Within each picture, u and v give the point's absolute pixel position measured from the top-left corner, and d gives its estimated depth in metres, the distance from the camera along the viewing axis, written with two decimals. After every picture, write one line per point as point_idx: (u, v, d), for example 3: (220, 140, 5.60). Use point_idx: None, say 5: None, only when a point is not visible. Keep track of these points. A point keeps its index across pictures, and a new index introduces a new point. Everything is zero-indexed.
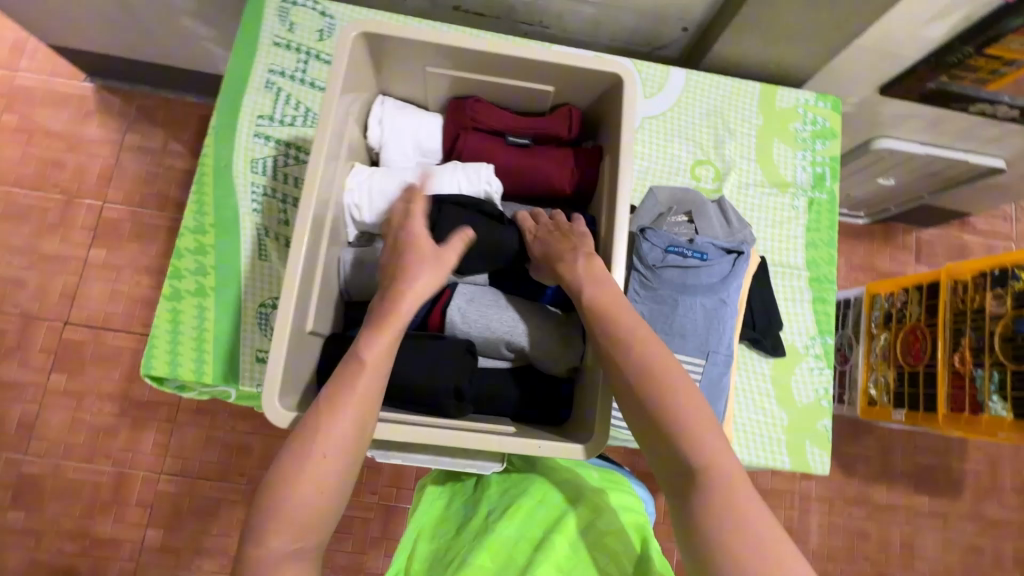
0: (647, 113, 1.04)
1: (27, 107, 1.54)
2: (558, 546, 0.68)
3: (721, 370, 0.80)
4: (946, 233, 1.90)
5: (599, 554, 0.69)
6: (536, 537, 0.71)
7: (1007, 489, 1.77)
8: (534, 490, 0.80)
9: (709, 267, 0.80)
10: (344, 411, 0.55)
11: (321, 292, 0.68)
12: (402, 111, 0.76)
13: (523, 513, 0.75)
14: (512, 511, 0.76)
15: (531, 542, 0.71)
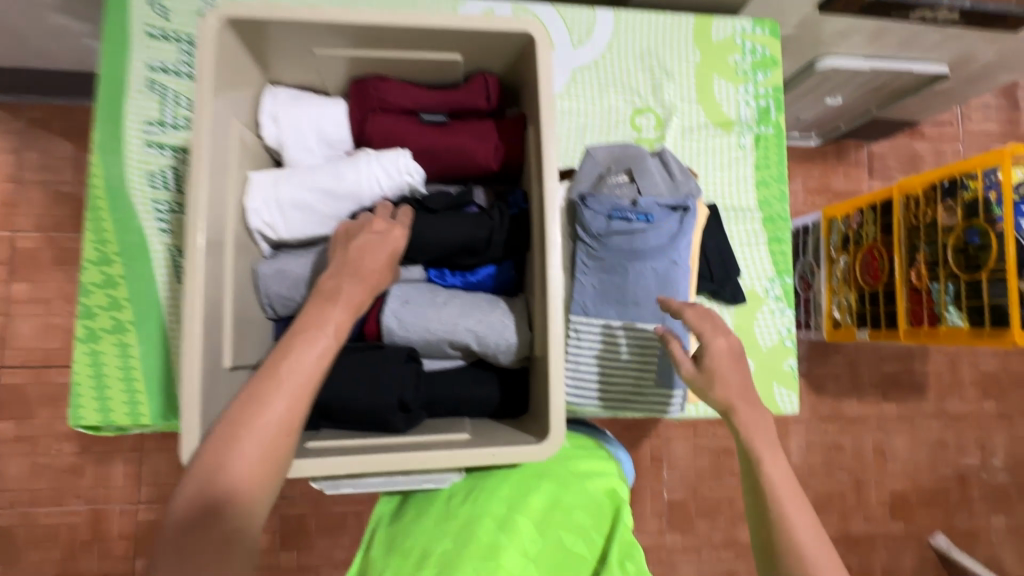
0: (578, 63, 0.97)
1: None
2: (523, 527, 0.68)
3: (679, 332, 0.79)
4: (896, 144, 1.89)
5: (567, 528, 0.69)
6: (498, 513, 0.69)
7: (966, 384, 1.87)
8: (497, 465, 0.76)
9: (655, 230, 0.77)
10: (280, 397, 0.51)
11: (238, 321, 0.60)
12: (298, 103, 0.67)
13: (488, 493, 0.72)
14: (476, 492, 0.72)
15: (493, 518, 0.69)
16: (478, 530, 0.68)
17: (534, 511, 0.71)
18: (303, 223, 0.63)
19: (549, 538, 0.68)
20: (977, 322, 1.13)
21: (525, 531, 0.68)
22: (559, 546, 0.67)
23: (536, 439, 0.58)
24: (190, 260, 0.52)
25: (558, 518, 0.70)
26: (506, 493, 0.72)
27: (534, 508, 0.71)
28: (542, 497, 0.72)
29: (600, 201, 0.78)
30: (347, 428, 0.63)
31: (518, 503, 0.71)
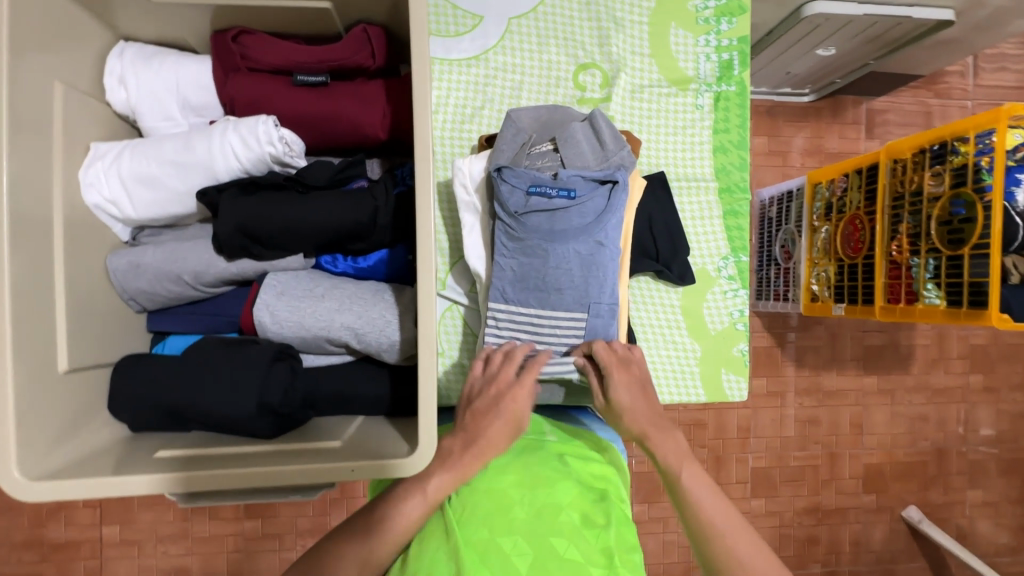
0: (513, 11, 0.85)
1: None
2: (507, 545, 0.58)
3: (605, 321, 0.73)
4: (897, 100, 1.74)
5: (555, 535, 0.59)
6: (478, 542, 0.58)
7: (953, 357, 1.79)
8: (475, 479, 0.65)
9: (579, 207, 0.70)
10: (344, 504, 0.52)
11: (79, 315, 0.53)
12: (149, 59, 0.58)
13: (468, 513, 0.61)
14: (456, 515, 0.61)
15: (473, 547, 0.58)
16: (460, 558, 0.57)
17: (515, 524, 0.60)
18: (152, 201, 0.57)
19: (537, 546, 0.58)
20: (956, 302, 1.05)
21: (512, 545, 0.58)
22: (549, 558, 0.57)
23: (407, 451, 0.53)
24: None
25: (546, 523, 0.60)
26: (482, 510, 0.61)
27: (517, 521, 0.60)
28: (527, 505, 0.62)
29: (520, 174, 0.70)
30: (215, 433, 0.57)
31: (503, 516, 0.61)
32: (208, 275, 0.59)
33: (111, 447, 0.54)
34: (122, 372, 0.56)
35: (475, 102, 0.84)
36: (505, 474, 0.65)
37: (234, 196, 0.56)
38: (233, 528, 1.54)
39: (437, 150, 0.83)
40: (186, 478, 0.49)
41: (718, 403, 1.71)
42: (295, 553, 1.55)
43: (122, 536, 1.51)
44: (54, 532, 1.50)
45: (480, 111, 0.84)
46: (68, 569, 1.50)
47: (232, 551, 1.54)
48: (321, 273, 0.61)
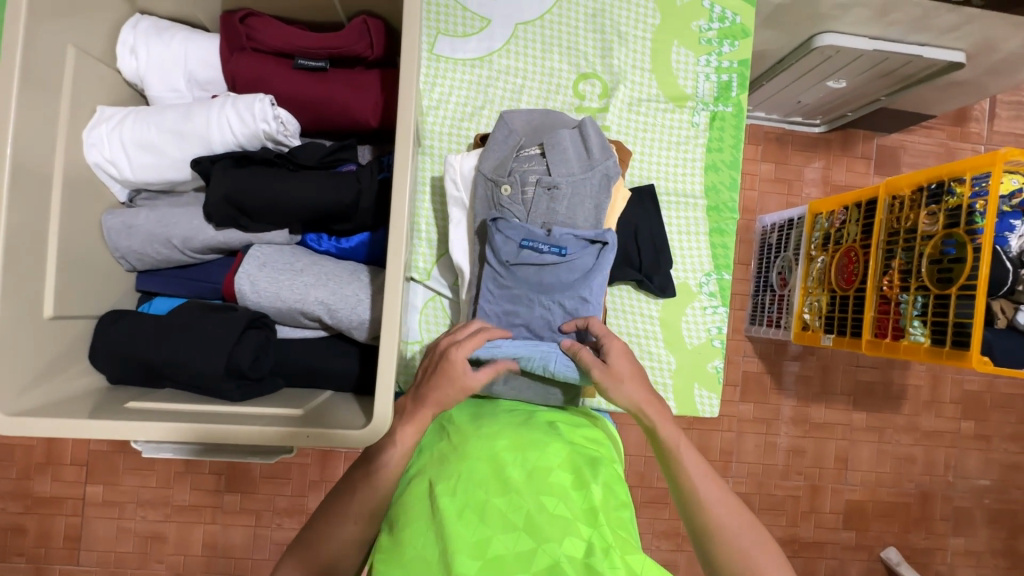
0: (521, 17, 0.88)
1: None
2: (504, 500, 0.64)
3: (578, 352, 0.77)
4: (909, 139, 1.74)
5: (547, 493, 0.64)
6: (480, 500, 0.64)
7: (946, 401, 1.77)
8: (469, 449, 0.72)
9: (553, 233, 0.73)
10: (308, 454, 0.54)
11: (69, 267, 0.56)
12: (161, 33, 0.61)
13: (467, 477, 0.68)
14: (455, 482, 0.67)
15: (476, 506, 0.64)
16: (460, 520, 0.62)
17: (511, 482, 0.66)
18: (150, 166, 0.60)
19: (530, 503, 0.63)
20: (939, 341, 1.05)
21: (508, 501, 0.64)
22: (539, 511, 0.62)
23: (364, 423, 0.55)
24: None
25: (534, 485, 0.66)
26: (476, 475, 0.68)
27: (512, 480, 0.67)
28: (519, 468, 0.68)
29: (495, 194, 0.73)
30: (187, 391, 0.59)
31: (496, 479, 0.67)
32: (196, 242, 0.61)
33: (88, 394, 0.56)
34: (104, 327, 0.59)
35: (476, 102, 0.87)
36: (495, 443, 0.72)
37: (226, 167, 0.59)
38: (211, 501, 1.57)
39: (434, 144, 0.86)
40: (149, 427, 0.52)
41: (702, 425, 1.71)
42: (270, 532, 1.58)
43: (105, 497, 1.55)
44: (40, 486, 1.54)
45: (479, 110, 0.87)
46: (50, 523, 1.55)
47: (209, 523, 1.57)
48: (275, 273, 0.60)
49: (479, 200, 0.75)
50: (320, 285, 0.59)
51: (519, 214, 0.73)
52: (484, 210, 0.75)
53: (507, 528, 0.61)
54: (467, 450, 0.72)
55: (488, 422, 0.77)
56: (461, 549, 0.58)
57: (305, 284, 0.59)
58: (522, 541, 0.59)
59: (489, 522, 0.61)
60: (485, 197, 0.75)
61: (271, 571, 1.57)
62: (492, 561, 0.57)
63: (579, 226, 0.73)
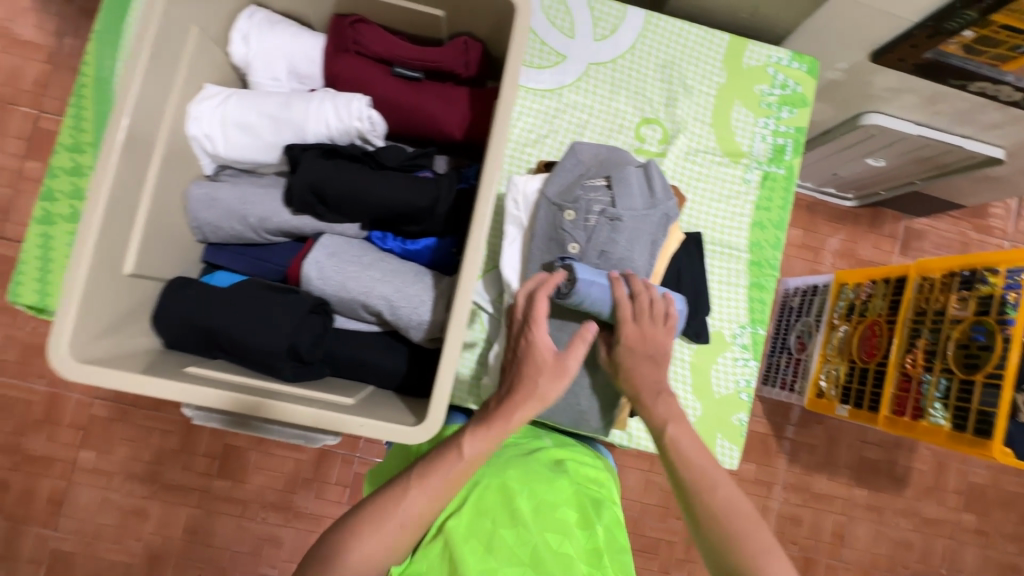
0: (594, 58, 0.92)
1: None
2: (507, 537, 0.66)
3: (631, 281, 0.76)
4: (937, 225, 1.78)
5: (553, 530, 0.68)
6: (487, 533, 0.67)
7: (949, 490, 1.75)
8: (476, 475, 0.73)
9: (610, 262, 0.74)
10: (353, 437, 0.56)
11: (155, 230, 0.59)
12: (274, 25, 0.65)
13: (477, 503, 0.69)
14: (462, 504, 0.70)
15: (483, 538, 0.66)
16: (467, 553, 0.64)
17: (518, 515, 0.68)
18: (241, 145, 0.62)
19: (537, 539, 0.67)
20: (960, 426, 1.06)
21: (516, 535, 0.67)
22: (545, 549, 0.66)
23: (415, 422, 0.56)
24: (104, 156, 0.51)
25: (542, 520, 0.68)
26: (484, 501, 0.69)
27: (519, 512, 0.69)
28: (527, 500, 0.70)
29: (557, 217, 0.75)
30: (238, 365, 0.60)
31: (502, 509, 0.69)
32: (271, 223, 0.63)
33: (150, 355, 0.58)
34: (173, 290, 0.61)
35: (541, 130, 0.91)
36: (504, 471, 0.73)
37: (316, 158, 0.61)
38: (201, 483, 1.55)
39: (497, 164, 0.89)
40: (207, 394, 0.53)
41: None
42: (253, 525, 1.55)
43: (96, 464, 1.53)
44: (32, 444, 1.52)
45: (543, 138, 0.91)
46: (35, 482, 1.52)
47: (194, 506, 1.55)
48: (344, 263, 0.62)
49: (539, 221, 0.77)
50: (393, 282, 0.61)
51: (580, 239, 0.74)
52: (544, 230, 0.76)
53: (512, 562, 0.65)
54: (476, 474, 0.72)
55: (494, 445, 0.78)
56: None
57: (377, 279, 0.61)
58: None
59: (497, 555, 0.65)
60: (546, 219, 0.76)
61: (247, 565, 1.55)
62: None
63: (634, 259, 0.74)
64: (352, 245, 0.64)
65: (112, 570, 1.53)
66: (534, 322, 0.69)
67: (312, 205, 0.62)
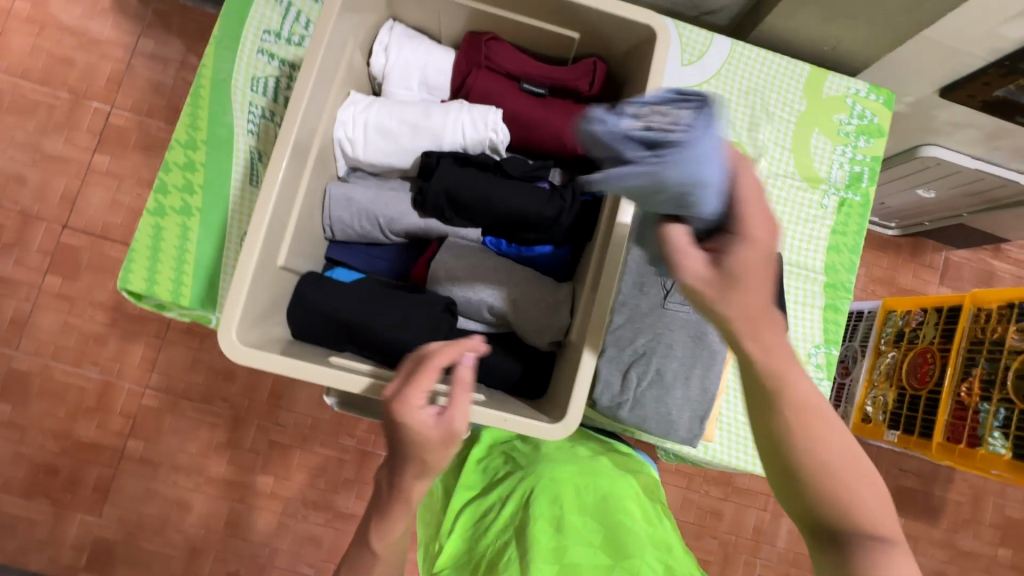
0: (681, 82, 0.97)
1: (57, 10, 1.55)
2: (574, 519, 0.75)
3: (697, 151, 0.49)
4: (977, 257, 1.80)
5: (620, 513, 0.76)
6: (553, 518, 0.74)
7: (985, 524, 1.75)
8: (541, 468, 0.81)
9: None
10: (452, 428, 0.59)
11: (301, 226, 0.62)
12: (412, 40, 0.69)
13: (545, 492, 0.77)
14: (530, 494, 0.78)
15: (551, 523, 0.74)
16: (539, 533, 0.72)
17: (584, 505, 0.77)
18: (379, 149, 0.66)
19: (603, 523, 0.75)
20: (1021, 456, 1.07)
21: (582, 520, 0.75)
22: (612, 529, 0.74)
23: (549, 419, 0.59)
24: (277, 156, 0.55)
25: (606, 508, 0.77)
26: (552, 493, 0.77)
27: (585, 502, 0.77)
28: (591, 491, 0.79)
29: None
30: (369, 358, 0.64)
31: (567, 499, 0.77)
32: (400, 223, 0.67)
33: (290, 345, 0.61)
34: (312, 285, 0.64)
35: None
36: (566, 465, 0.81)
37: (452, 164, 0.64)
38: (245, 478, 1.56)
39: None
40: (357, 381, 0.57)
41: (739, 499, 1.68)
42: (294, 522, 1.56)
43: (142, 453, 1.55)
44: (83, 430, 1.54)
45: None
46: (83, 469, 1.54)
47: (237, 501, 1.56)
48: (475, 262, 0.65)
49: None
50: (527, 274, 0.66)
51: None
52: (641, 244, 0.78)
53: (583, 542, 0.73)
54: (538, 470, 0.80)
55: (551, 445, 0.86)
56: (545, 554, 0.70)
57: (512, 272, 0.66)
58: (598, 556, 0.71)
59: (567, 535, 0.73)
60: None
61: (286, 562, 1.55)
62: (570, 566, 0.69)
63: None
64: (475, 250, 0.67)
65: (151, 560, 1.54)
66: (413, 387, 0.54)
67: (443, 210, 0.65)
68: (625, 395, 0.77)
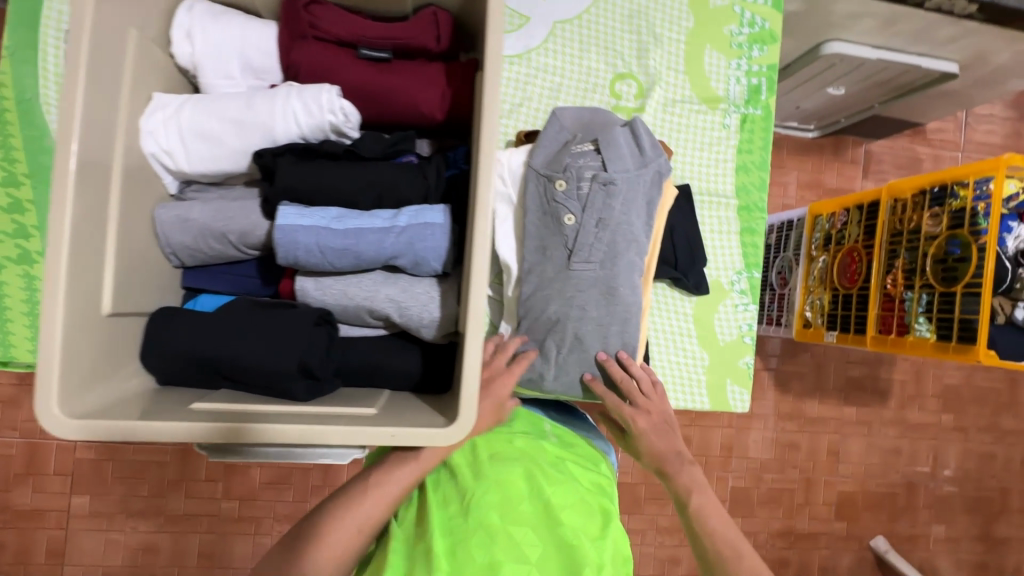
0: (559, 16, 0.88)
1: None
2: (516, 531, 0.66)
3: (357, 218, 0.56)
4: (894, 145, 1.82)
5: (564, 524, 0.67)
6: (489, 525, 0.66)
7: (929, 396, 1.86)
8: (485, 471, 0.72)
9: (609, 230, 0.71)
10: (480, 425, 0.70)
11: (125, 261, 0.53)
12: (219, 17, 0.59)
13: (480, 498, 0.68)
14: (467, 499, 0.69)
15: (486, 532, 0.65)
16: (471, 545, 0.64)
17: (523, 516, 0.67)
18: (205, 156, 0.57)
19: (545, 536, 0.66)
20: (945, 336, 1.10)
21: (523, 534, 0.66)
22: (558, 545, 0.65)
23: (445, 421, 0.53)
24: (57, 189, 0.44)
25: (549, 518, 0.67)
26: (494, 498, 0.69)
27: (524, 512, 0.68)
28: (536, 499, 0.69)
29: (548, 189, 0.72)
30: (245, 391, 0.57)
31: (509, 508, 0.68)
32: (253, 237, 0.59)
33: (144, 399, 0.54)
34: (161, 327, 0.56)
35: (514, 99, 0.87)
36: (512, 467, 0.72)
37: (292, 160, 0.56)
38: (209, 509, 1.47)
39: None
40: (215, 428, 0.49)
41: (702, 421, 1.72)
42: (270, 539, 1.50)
43: (93, 508, 1.44)
44: (19, 498, 1.41)
45: (518, 107, 0.87)
46: (31, 536, 1.42)
47: (205, 532, 1.47)
48: (326, 230, 0.54)
49: (529, 195, 0.74)
50: (400, 227, 0.56)
51: (575, 209, 0.71)
52: (536, 204, 0.73)
53: (519, 559, 0.63)
54: (481, 472, 0.72)
55: (500, 439, 0.78)
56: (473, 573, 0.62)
57: (377, 232, 0.55)
58: None
59: (500, 548, 0.64)
60: (536, 192, 0.73)
61: None
62: None
63: (633, 221, 0.73)
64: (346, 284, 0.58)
65: None
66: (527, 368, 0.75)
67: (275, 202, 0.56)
68: (548, 365, 0.76)
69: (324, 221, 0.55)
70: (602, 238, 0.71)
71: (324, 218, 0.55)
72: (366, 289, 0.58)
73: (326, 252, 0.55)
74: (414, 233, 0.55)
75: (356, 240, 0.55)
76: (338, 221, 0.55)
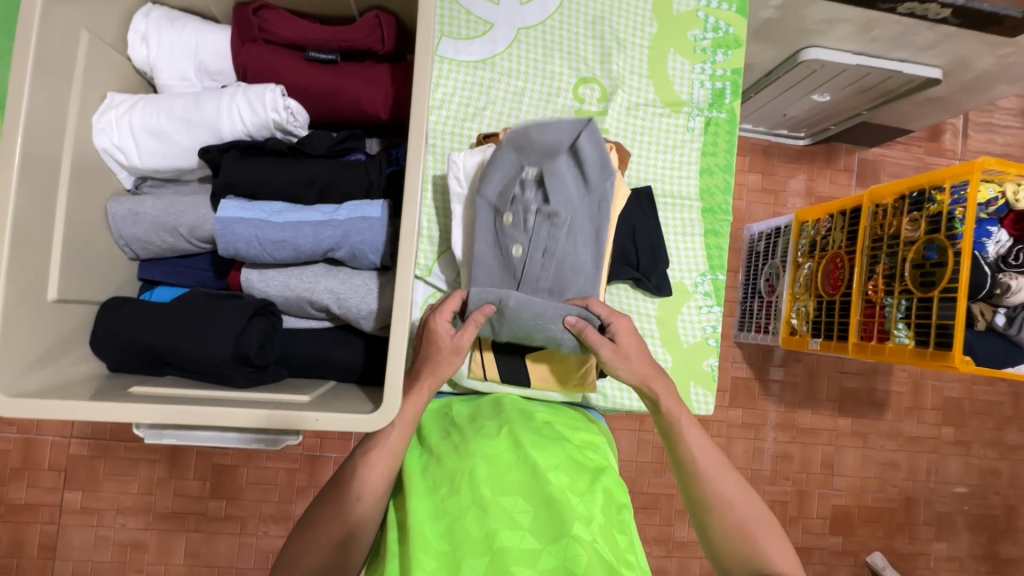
0: (523, 23, 0.91)
1: None
2: (506, 500, 0.61)
3: (293, 211, 0.58)
4: (888, 152, 1.78)
5: (552, 485, 0.61)
6: (482, 497, 0.61)
7: (927, 408, 1.75)
8: (471, 448, 0.67)
9: (555, 261, 0.75)
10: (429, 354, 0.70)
11: (72, 249, 0.56)
12: (175, 22, 0.62)
13: (467, 474, 0.64)
14: (456, 480, 0.64)
15: (479, 505, 0.60)
16: (464, 523, 0.59)
17: (512, 485, 0.63)
18: (158, 153, 0.60)
19: (535, 499, 0.60)
20: (923, 342, 1.08)
21: (512, 502, 0.60)
22: (546, 503, 0.59)
23: (373, 409, 0.55)
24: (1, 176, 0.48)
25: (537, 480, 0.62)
26: (482, 471, 0.64)
27: (513, 482, 0.63)
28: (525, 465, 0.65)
29: (496, 222, 0.76)
30: (187, 377, 0.59)
31: (497, 479, 0.63)
32: (201, 230, 0.61)
33: (87, 380, 0.56)
34: (107, 315, 0.59)
35: (477, 103, 0.89)
36: (496, 441, 0.68)
37: (235, 156, 0.59)
38: (196, 507, 1.42)
39: (438, 143, 0.88)
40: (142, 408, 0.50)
41: None
42: (256, 540, 1.43)
43: (83, 504, 1.40)
44: (14, 493, 1.40)
45: (481, 111, 0.89)
46: (23, 532, 1.40)
47: (192, 530, 1.42)
48: (265, 223, 0.57)
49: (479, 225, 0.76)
50: (337, 220, 0.57)
51: (522, 241, 0.75)
52: (484, 236, 0.76)
53: (511, 522, 0.58)
54: (467, 450, 0.67)
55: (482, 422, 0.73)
56: (468, 549, 0.57)
57: (315, 225, 0.57)
58: (526, 539, 0.56)
59: (494, 516, 0.59)
60: (485, 222, 0.76)
61: None
62: (498, 553, 0.55)
63: (580, 250, 0.76)
64: (290, 277, 0.60)
65: None
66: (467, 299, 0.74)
67: (219, 195, 0.59)
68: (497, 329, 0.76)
69: (264, 217, 0.57)
70: (549, 268, 0.76)
71: (262, 214, 0.57)
72: (308, 283, 0.60)
73: (263, 246, 0.57)
74: (348, 224, 0.57)
75: (295, 231, 0.57)
76: (277, 217, 0.57)
